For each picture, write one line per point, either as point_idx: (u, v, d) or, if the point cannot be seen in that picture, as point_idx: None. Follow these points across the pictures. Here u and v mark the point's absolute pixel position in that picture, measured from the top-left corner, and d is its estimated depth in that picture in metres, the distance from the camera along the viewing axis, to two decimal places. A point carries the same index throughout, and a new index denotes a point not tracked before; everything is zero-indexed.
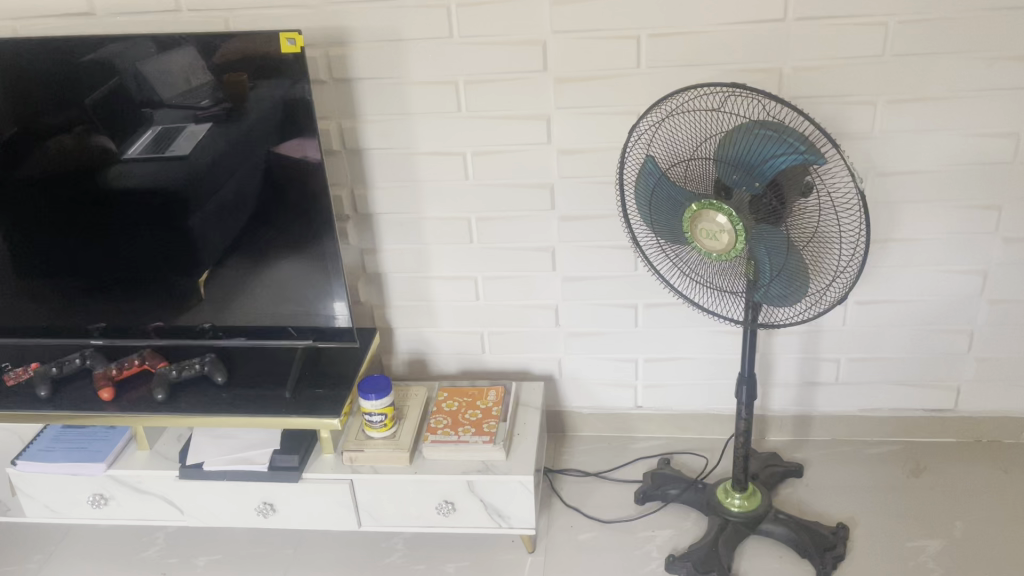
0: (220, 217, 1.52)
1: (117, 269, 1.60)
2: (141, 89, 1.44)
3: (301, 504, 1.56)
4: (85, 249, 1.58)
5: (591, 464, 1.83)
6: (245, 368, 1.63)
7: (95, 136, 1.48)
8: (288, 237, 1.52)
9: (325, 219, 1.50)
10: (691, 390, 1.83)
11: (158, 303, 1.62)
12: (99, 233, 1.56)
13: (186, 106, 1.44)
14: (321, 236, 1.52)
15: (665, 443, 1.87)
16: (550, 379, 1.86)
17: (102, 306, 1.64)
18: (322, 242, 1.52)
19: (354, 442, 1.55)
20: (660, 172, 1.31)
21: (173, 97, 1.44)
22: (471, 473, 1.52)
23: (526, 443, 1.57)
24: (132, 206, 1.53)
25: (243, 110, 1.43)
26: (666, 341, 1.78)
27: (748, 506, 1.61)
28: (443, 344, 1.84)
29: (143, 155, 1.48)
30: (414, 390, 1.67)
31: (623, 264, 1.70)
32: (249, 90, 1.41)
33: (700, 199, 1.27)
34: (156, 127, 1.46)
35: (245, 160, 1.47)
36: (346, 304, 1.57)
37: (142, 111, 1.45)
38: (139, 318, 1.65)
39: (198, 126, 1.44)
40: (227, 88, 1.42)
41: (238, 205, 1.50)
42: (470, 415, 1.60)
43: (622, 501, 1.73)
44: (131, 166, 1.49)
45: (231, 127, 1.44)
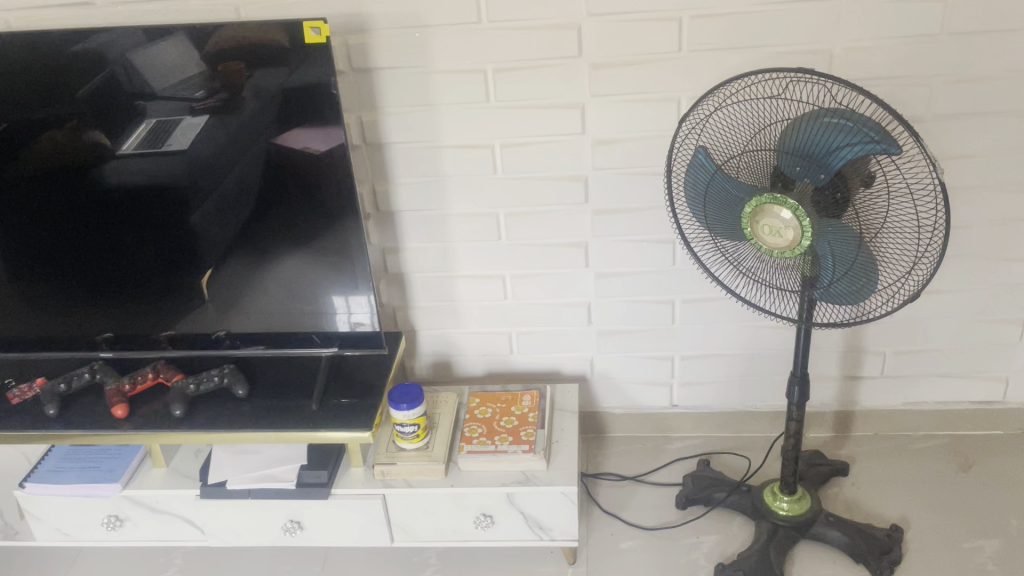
0: (221, 212, 1.41)
1: (116, 271, 1.49)
2: (131, 81, 1.34)
3: (330, 521, 1.48)
4: (80, 252, 1.48)
5: (626, 467, 1.75)
6: (266, 377, 1.53)
7: (86, 132, 1.37)
8: (299, 237, 1.42)
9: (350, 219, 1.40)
10: (729, 386, 1.75)
11: (163, 307, 1.53)
12: (95, 236, 1.46)
13: (180, 98, 1.34)
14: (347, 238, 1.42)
15: (701, 443, 1.80)
16: (582, 380, 1.77)
17: (103, 311, 1.54)
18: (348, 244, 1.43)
19: (385, 454, 1.47)
20: (717, 170, 1.23)
21: (166, 88, 1.33)
22: (512, 484, 1.44)
23: (567, 451, 1.49)
24: (131, 206, 1.43)
25: (242, 100, 1.32)
26: (704, 337, 1.70)
27: (796, 509, 1.55)
28: (468, 345, 1.75)
29: (139, 150, 1.38)
30: (444, 396, 1.59)
31: (660, 259, 1.61)
32: (247, 79, 1.31)
33: (759, 192, 1.19)
34: (151, 120, 1.36)
35: (252, 154, 1.36)
36: (373, 309, 1.49)
37: (135, 103, 1.35)
38: (143, 322, 1.55)
39: (195, 119, 1.34)
40: (223, 77, 1.31)
41: (240, 199, 1.39)
42: (505, 422, 1.52)
43: (663, 507, 1.65)
44: (125, 162, 1.39)
45: (231, 119, 1.33)
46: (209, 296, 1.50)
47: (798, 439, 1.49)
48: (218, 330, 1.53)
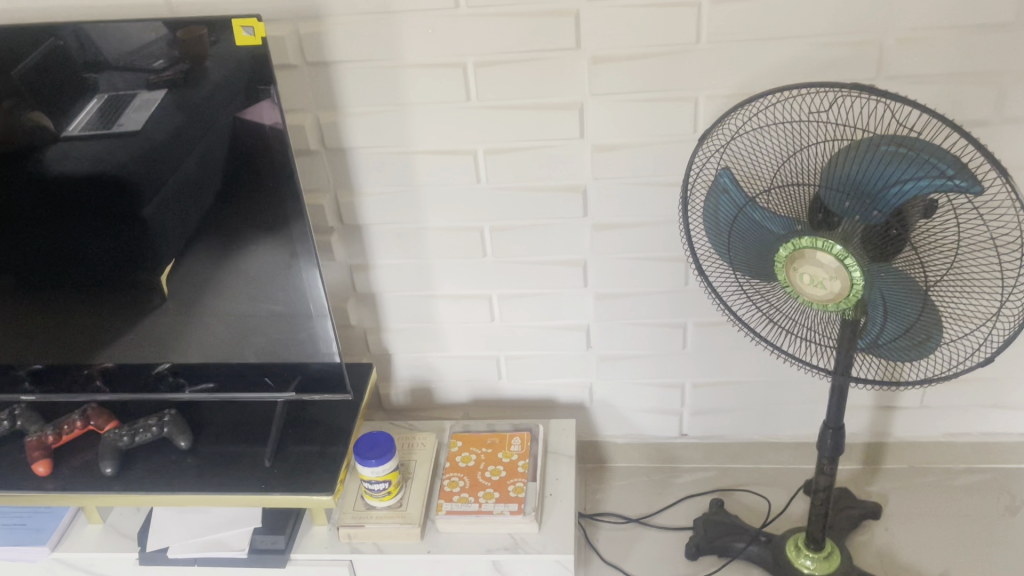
0: (181, 199, 1.14)
1: (62, 273, 1.23)
2: (84, 50, 1.07)
3: None
4: (19, 251, 1.22)
5: (629, 507, 1.56)
6: (215, 423, 1.33)
7: (21, 111, 1.11)
8: (267, 239, 1.17)
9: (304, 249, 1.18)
10: (747, 415, 1.55)
11: (116, 309, 1.26)
12: (30, 232, 1.20)
13: (135, 69, 1.07)
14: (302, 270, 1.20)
15: (714, 476, 1.60)
16: (580, 408, 1.57)
17: (48, 321, 1.29)
18: (303, 276, 1.21)
19: (351, 513, 1.27)
20: (745, 207, 1.01)
21: (119, 58, 1.06)
22: (498, 551, 1.24)
23: (562, 508, 1.29)
24: (69, 197, 1.15)
25: (206, 71, 1.05)
26: (720, 364, 1.48)
27: (824, 569, 1.35)
28: (451, 370, 1.54)
29: (84, 131, 1.11)
30: (421, 437, 1.39)
31: (670, 279, 1.39)
32: (212, 47, 1.04)
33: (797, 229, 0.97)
34: (104, 96, 1.09)
35: (213, 136, 1.09)
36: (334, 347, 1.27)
37: (83, 76, 1.08)
38: (94, 334, 1.30)
39: (153, 95, 1.08)
40: (183, 45, 1.04)
41: (204, 183, 1.13)
42: (491, 473, 1.32)
43: (670, 557, 1.46)
44: (64, 145, 1.12)
45: (189, 92, 1.07)
46: (144, 330, 1.28)
47: (828, 496, 1.29)
48: (159, 366, 1.32)
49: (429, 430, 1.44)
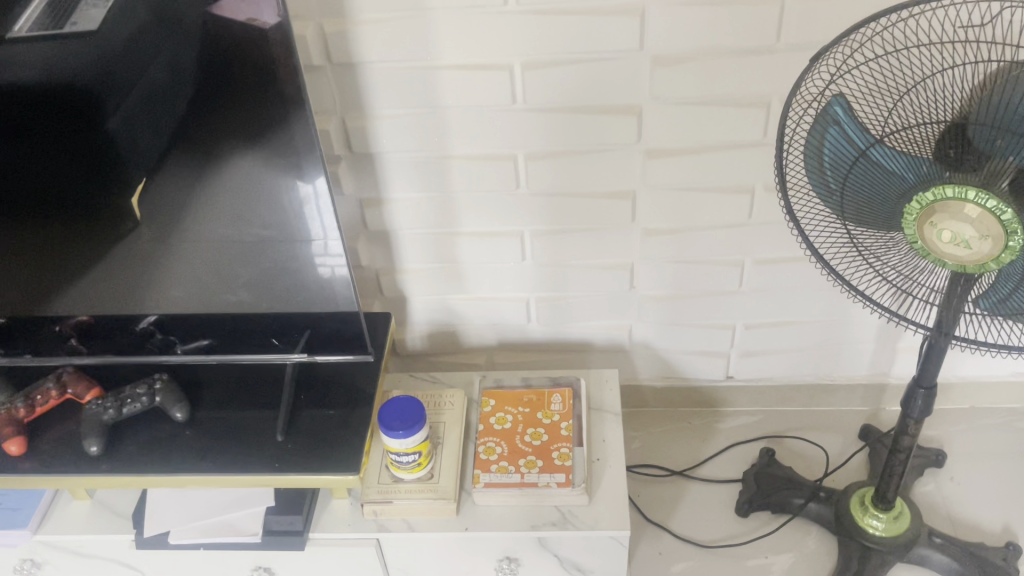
0: (151, 114, 0.90)
1: (19, 205, 1.01)
2: None
3: (308, 568, 1.15)
4: None
5: (671, 458, 1.43)
6: (213, 388, 1.15)
7: None
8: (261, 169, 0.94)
9: (315, 203, 0.97)
10: (801, 357, 1.40)
11: (82, 240, 1.03)
12: None
13: None
14: (313, 227, 1.00)
15: (760, 421, 1.47)
16: (617, 351, 1.41)
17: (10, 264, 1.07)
18: (313, 229, 1.00)
19: (377, 487, 1.12)
20: (869, 150, 0.83)
21: None
22: (545, 528, 1.11)
23: (612, 475, 1.15)
24: (23, 114, 0.93)
25: None
26: (777, 303, 1.33)
27: (893, 529, 1.24)
28: (474, 314, 1.37)
29: (30, 31, 0.87)
30: (448, 395, 1.24)
31: (731, 212, 1.21)
32: None
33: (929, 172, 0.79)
34: None
35: (183, 35, 0.85)
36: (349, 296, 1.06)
37: None
38: (65, 277, 1.08)
39: None
40: None
41: (177, 98, 0.88)
42: (531, 437, 1.17)
43: (719, 514, 1.35)
44: (9, 48, 0.89)
45: None
46: (124, 276, 1.07)
47: (906, 457, 1.16)
48: (144, 321, 1.12)
49: (456, 384, 1.28)
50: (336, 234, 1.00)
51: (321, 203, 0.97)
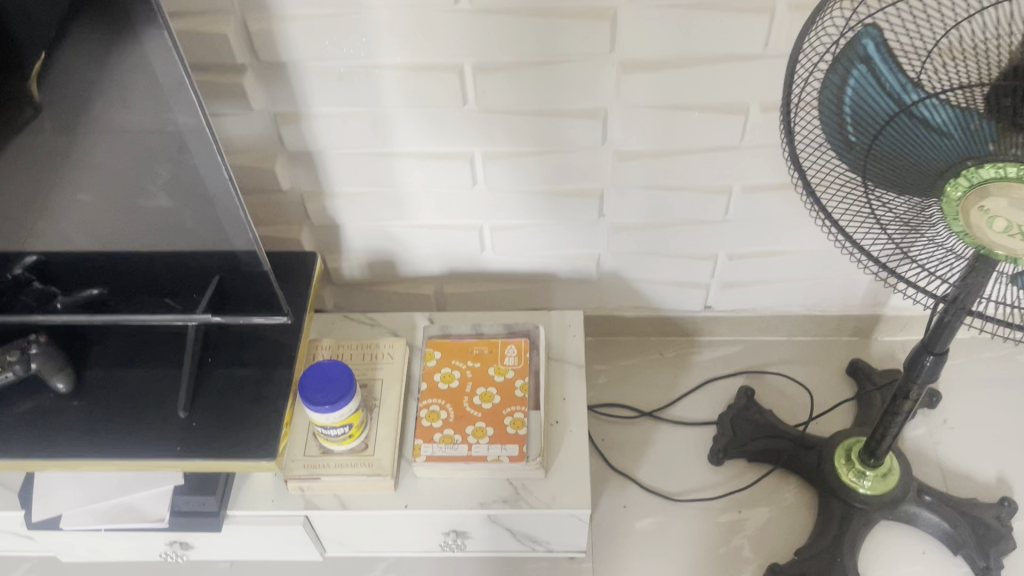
0: None
1: None
2: None
3: (230, 543, 1.03)
4: None
5: (640, 396, 1.30)
6: (106, 349, 0.98)
7: None
8: (136, 95, 0.71)
9: (199, 149, 0.76)
10: (790, 287, 1.24)
11: None
12: None
13: None
14: (198, 180, 0.79)
15: (739, 353, 1.33)
16: (583, 281, 1.25)
17: None
18: (201, 182, 0.80)
19: (302, 461, 0.97)
20: (908, 109, 0.64)
21: None
22: (495, 506, 0.98)
23: (572, 442, 1.01)
24: None
25: None
26: (768, 233, 1.15)
27: (880, 487, 1.13)
28: (419, 241, 1.18)
29: None
30: (386, 344, 1.07)
31: (720, 134, 1.02)
32: None
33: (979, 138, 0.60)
34: None
35: None
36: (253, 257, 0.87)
37: None
38: None
39: None
40: None
41: None
42: (480, 399, 1.02)
43: (691, 461, 1.23)
44: None
45: None
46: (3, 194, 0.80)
47: (904, 418, 1.03)
48: (22, 263, 0.88)
49: (397, 329, 1.12)
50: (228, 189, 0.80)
51: (207, 149, 0.76)
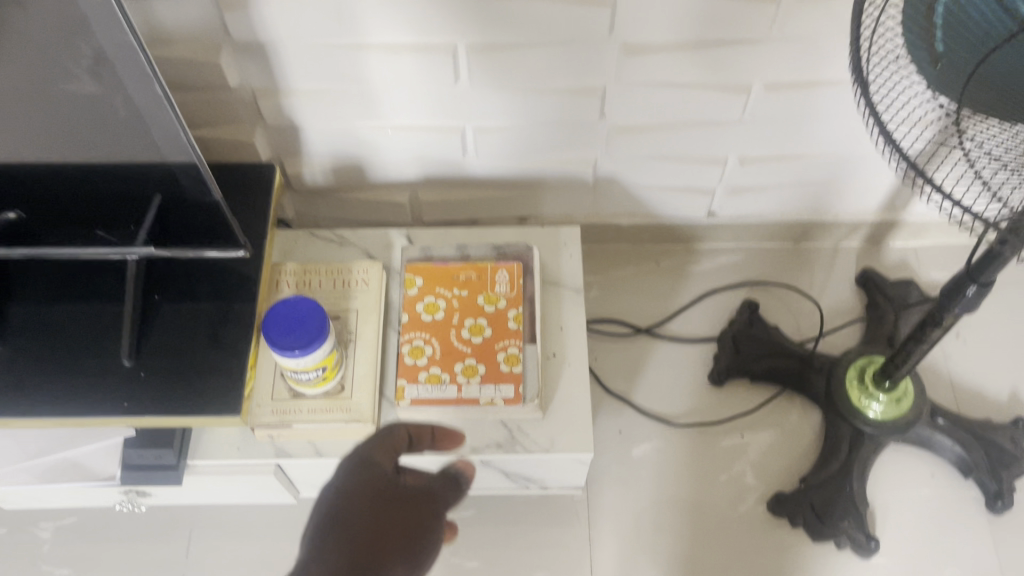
0: None
1: None
2: None
3: (196, 491, 0.93)
4: None
5: (635, 310, 1.20)
6: (33, 285, 0.83)
7: None
8: None
9: (122, 57, 0.61)
10: (802, 191, 1.13)
11: None
12: None
13: None
14: (124, 94, 0.64)
15: (741, 261, 1.23)
16: (575, 185, 1.12)
17: None
18: (130, 97, 0.64)
19: (270, 407, 0.87)
20: (1020, 36, 0.50)
21: None
22: (488, 451, 0.88)
23: (572, 377, 0.91)
24: None
25: None
26: (786, 135, 1.03)
27: (893, 411, 1.05)
28: (391, 143, 1.03)
29: None
30: (360, 269, 0.94)
31: (746, 26, 0.87)
32: None
33: None
34: None
35: None
36: (201, 181, 0.73)
37: None
38: None
39: None
40: None
41: None
42: (469, 332, 0.91)
43: (691, 381, 1.14)
44: None
45: None
46: None
47: (929, 344, 0.95)
48: None
49: (371, 249, 0.99)
50: (164, 104, 0.65)
51: (133, 57, 0.61)
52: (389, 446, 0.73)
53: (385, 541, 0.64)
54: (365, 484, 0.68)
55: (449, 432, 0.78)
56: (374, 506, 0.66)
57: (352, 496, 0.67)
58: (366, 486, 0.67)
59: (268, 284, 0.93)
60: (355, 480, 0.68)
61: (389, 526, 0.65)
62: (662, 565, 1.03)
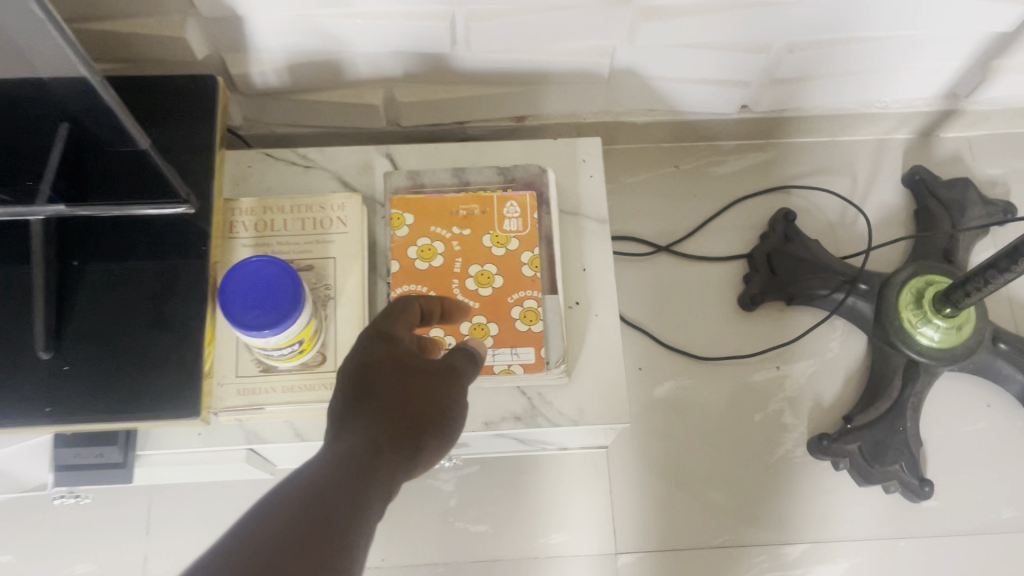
0: None
1: None
2: None
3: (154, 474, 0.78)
4: None
5: (651, 223, 1.03)
6: None
7: None
8: None
9: None
10: (853, 82, 0.95)
11: None
12: None
13: None
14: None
15: (772, 160, 1.06)
16: (586, 80, 0.92)
17: None
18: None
19: (235, 386, 0.70)
20: None
21: None
22: (504, 426, 0.73)
23: (599, 330, 0.76)
24: None
25: None
26: (850, 19, 0.83)
27: (950, 340, 0.92)
28: (360, 36, 0.81)
29: None
30: (334, 205, 0.76)
31: None
32: None
33: None
34: None
35: None
36: (119, 128, 0.54)
37: None
38: None
39: None
40: None
41: None
42: (475, 283, 0.74)
43: (718, 305, 1.00)
44: None
45: None
46: None
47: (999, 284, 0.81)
48: None
49: (343, 173, 0.81)
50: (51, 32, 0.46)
51: None
52: (409, 310, 0.56)
53: (409, 421, 0.46)
54: (386, 351, 0.50)
55: (459, 305, 0.60)
56: (402, 369, 0.49)
57: (363, 363, 0.49)
58: (404, 358, 0.50)
59: (220, 228, 0.75)
60: (365, 354, 0.50)
61: (420, 408, 0.47)
62: (693, 519, 0.92)
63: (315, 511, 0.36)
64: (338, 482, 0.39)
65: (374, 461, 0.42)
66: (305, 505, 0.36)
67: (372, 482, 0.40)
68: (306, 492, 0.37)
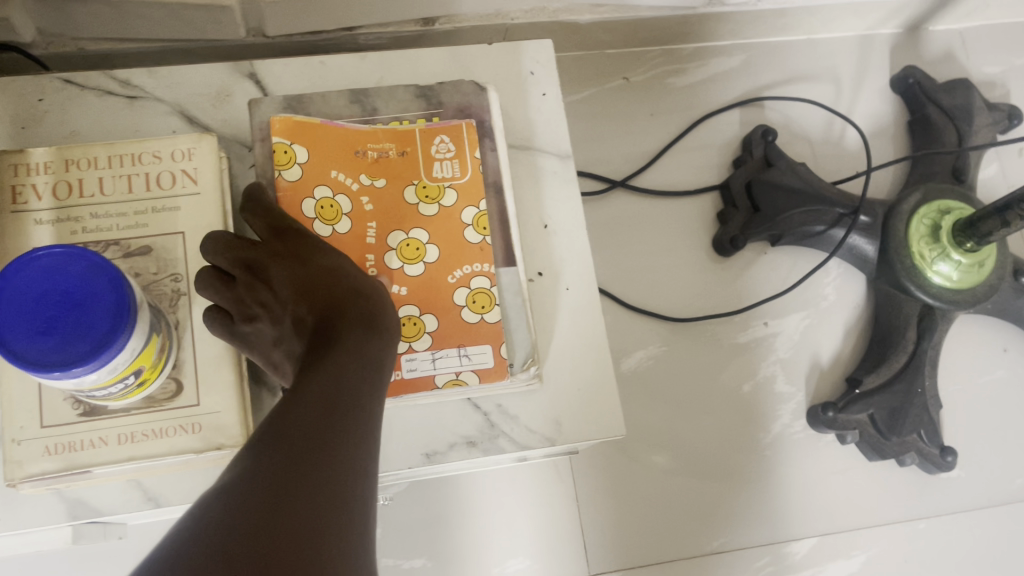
0: None
1: None
2: None
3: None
4: None
5: (599, 153, 0.83)
6: None
7: None
8: None
9: None
10: None
11: None
12: None
13: None
14: None
15: (739, 68, 0.86)
16: None
17: None
18: None
19: (42, 443, 0.45)
20: None
21: None
22: (454, 456, 0.51)
23: (572, 311, 0.55)
24: None
25: None
26: None
27: (967, 281, 0.75)
28: None
29: None
30: (174, 151, 0.51)
31: None
32: None
33: None
34: None
35: None
36: None
37: None
38: None
39: None
40: None
41: None
42: (399, 257, 0.51)
43: (688, 251, 0.81)
44: None
45: None
46: None
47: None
48: None
49: (188, 104, 0.55)
50: None
51: None
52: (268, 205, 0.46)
53: (382, 320, 0.42)
54: (320, 259, 0.44)
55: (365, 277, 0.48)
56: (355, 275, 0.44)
57: (292, 291, 0.43)
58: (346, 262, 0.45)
59: None
60: (286, 267, 0.44)
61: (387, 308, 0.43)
62: (678, 520, 0.74)
63: (322, 421, 0.33)
64: (339, 390, 0.35)
65: (364, 356, 0.38)
66: (315, 421, 0.33)
67: (368, 379, 0.37)
68: (312, 404, 0.34)
